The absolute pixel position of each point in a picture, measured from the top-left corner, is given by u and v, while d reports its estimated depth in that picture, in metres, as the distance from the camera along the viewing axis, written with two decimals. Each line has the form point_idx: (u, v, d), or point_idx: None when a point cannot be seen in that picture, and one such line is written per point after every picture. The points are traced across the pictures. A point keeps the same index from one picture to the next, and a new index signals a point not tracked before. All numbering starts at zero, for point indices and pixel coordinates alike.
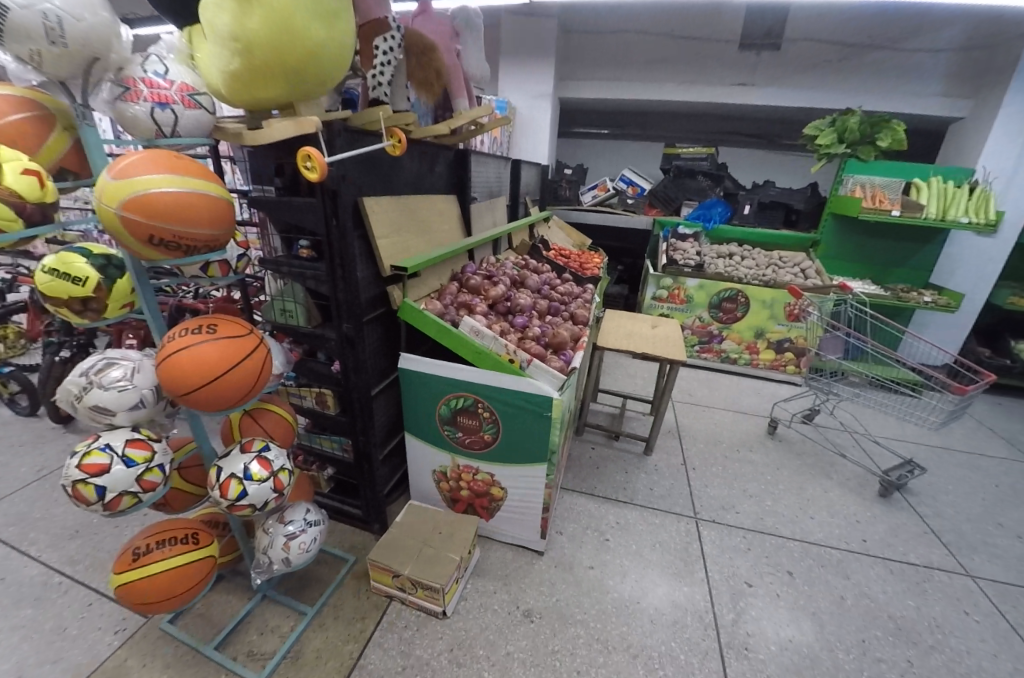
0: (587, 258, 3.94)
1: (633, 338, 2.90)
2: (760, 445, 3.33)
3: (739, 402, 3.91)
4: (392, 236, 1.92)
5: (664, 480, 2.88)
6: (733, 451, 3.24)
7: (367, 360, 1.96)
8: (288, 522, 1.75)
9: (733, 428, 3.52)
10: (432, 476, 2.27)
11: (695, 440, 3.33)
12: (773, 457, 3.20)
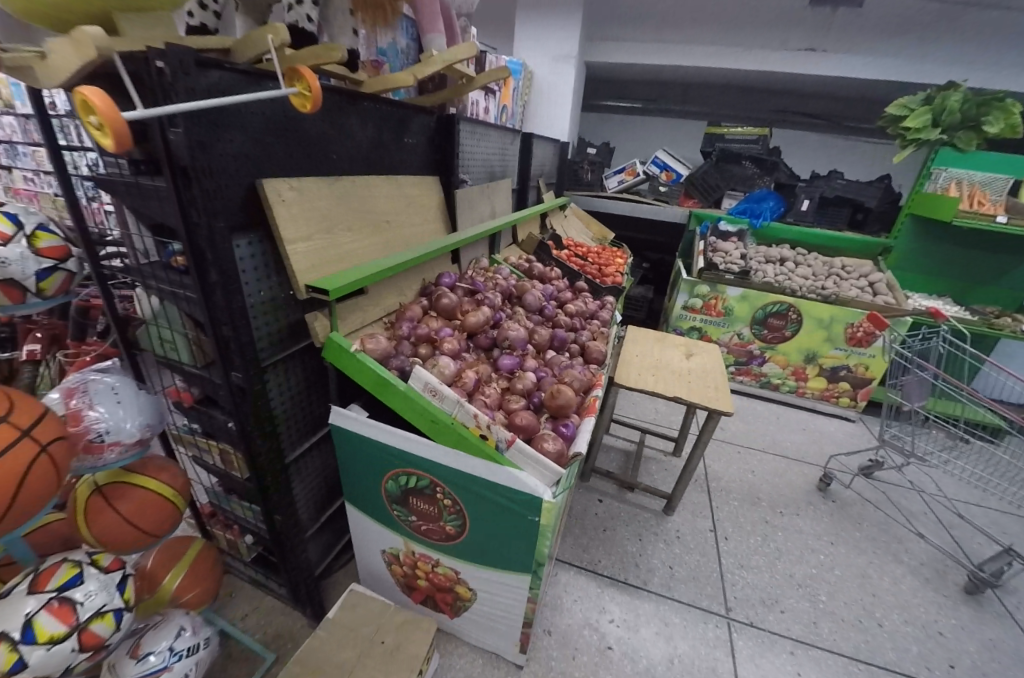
0: (609, 258, 3.24)
1: (661, 372, 2.23)
2: (808, 506, 2.74)
3: (782, 443, 3.27)
4: (315, 233, 1.24)
5: (689, 555, 2.29)
6: (775, 516, 2.63)
7: (278, 419, 1.33)
8: (139, 659, 1.19)
9: (777, 481, 2.89)
10: (381, 556, 1.68)
11: (727, 496, 2.73)
12: (825, 528, 2.60)
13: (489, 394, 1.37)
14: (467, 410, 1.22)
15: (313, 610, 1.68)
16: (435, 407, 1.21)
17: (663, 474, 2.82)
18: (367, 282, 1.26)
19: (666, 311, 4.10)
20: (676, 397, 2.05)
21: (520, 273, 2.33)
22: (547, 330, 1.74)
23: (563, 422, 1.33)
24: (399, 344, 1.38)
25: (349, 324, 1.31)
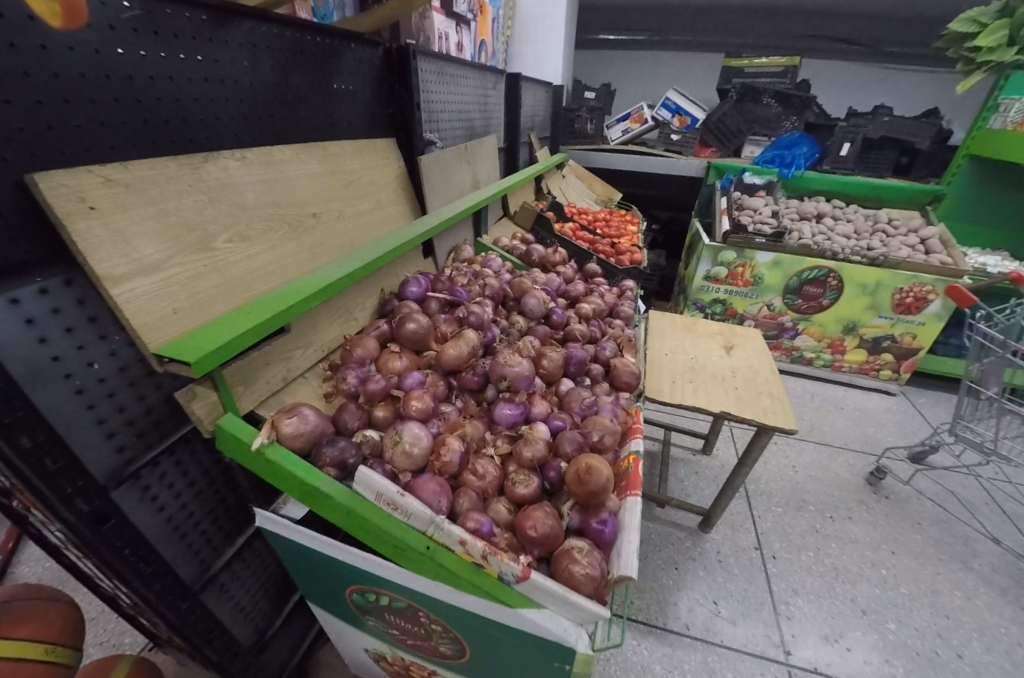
0: (620, 226, 2.69)
1: (698, 378, 1.75)
2: (861, 509, 2.09)
3: (825, 430, 2.61)
4: (173, 256, 0.75)
5: (734, 584, 1.74)
6: (826, 523, 2.02)
7: (166, 540, 0.90)
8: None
9: (818, 472, 2.29)
10: (367, 654, 1.27)
11: (768, 504, 2.10)
12: (882, 529, 1.99)
13: (480, 478, 0.92)
14: (447, 527, 0.75)
15: None
16: (399, 523, 0.75)
17: (704, 484, 2.19)
18: (273, 328, 0.77)
19: (682, 282, 3.52)
20: (720, 410, 1.58)
21: (515, 261, 1.81)
22: (559, 351, 1.26)
23: (595, 518, 0.86)
24: (341, 409, 0.91)
25: (251, 393, 0.85)
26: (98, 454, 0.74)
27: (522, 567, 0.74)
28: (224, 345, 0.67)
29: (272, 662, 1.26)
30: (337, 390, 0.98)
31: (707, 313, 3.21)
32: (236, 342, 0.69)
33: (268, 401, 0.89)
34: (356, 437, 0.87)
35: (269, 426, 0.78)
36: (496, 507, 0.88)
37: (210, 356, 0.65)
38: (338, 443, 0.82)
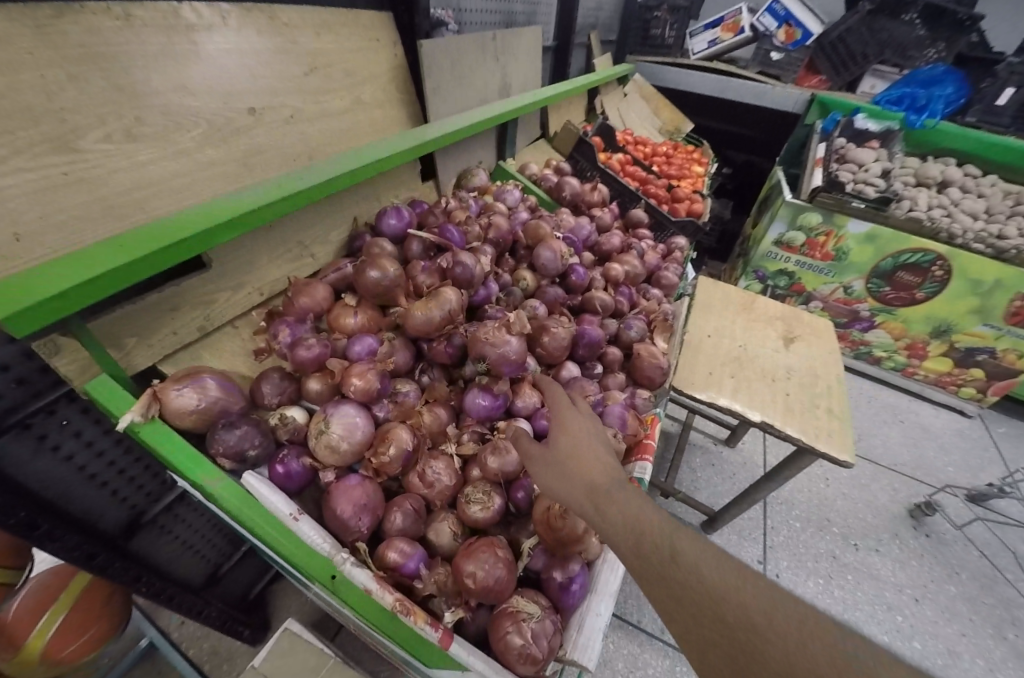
0: (683, 165, 2.21)
1: (742, 374, 1.46)
2: (891, 543, 1.78)
3: (875, 443, 2.23)
4: (6, 159, 0.52)
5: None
6: (847, 550, 1.74)
7: (80, 490, 0.81)
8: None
9: (859, 489, 1.98)
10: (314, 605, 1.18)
11: (787, 516, 1.84)
12: (912, 572, 1.70)
13: (428, 486, 0.72)
14: (354, 567, 0.55)
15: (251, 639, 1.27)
16: (302, 546, 0.56)
17: (718, 477, 2.00)
18: (142, 276, 0.58)
19: (745, 242, 2.89)
20: (760, 418, 1.33)
21: (542, 195, 1.48)
22: (569, 326, 0.99)
23: (561, 571, 0.67)
24: (262, 377, 0.70)
25: (150, 347, 0.66)
26: None
27: (444, 634, 0.57)
28: (51, 301, 0.49)
29: (227, 593, 1.23)
30: (270, 348, 0.77)
31: (769, 284, 2.68)
32: (71, 297, 0.51)
33: (177, 357, 0.70)
34: (273, 417, 0.67)
35: (148, 397, 0.59)
36: (439, 525, 0.70)
37: (23, 315, 0.47)
38: (240, 427, 0.61)
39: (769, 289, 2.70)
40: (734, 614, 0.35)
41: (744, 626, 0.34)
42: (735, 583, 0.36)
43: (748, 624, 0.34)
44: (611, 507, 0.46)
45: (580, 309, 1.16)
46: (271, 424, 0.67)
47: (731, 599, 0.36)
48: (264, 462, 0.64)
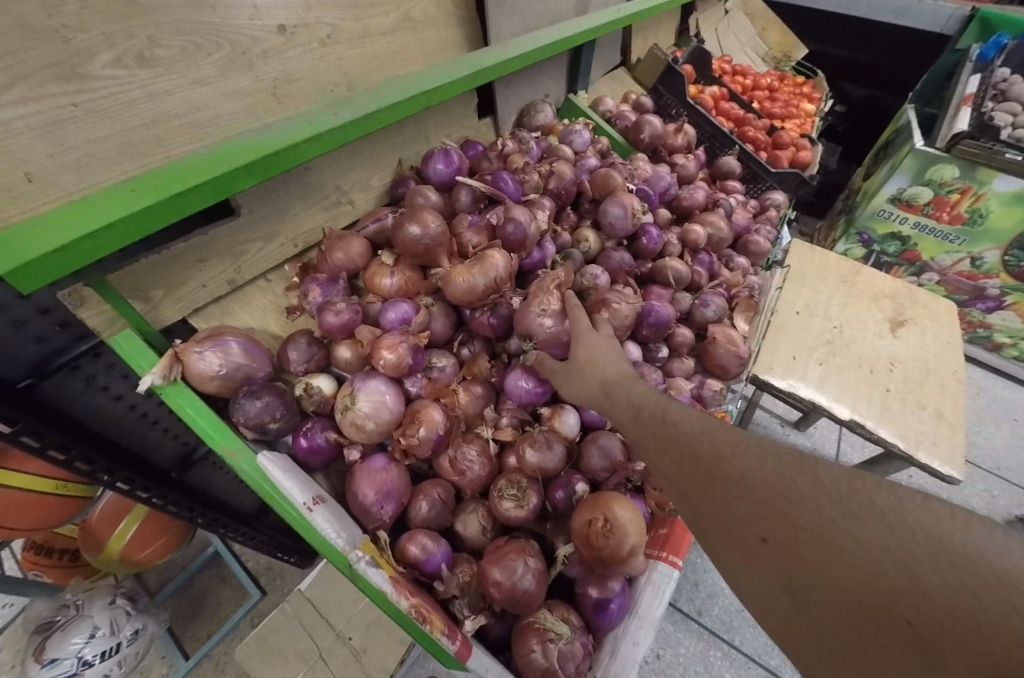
0: (790, 101, 1.83)
1: (835, 360, 1.23)
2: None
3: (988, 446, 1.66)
4: (8, 88, 0.47)
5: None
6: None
7: (133, 427, 0.82)
8: (44, 665, 0.94)
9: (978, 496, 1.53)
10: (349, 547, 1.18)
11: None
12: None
13: (459, 473, 0.65)
14: (367, 566, 0.50)
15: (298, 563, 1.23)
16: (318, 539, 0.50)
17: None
18: (162, 226, 0.52)
19: (850, 196, 2.16)
20: (848, 415, 1.14)
21: (615, 136, 1.27)
22: (633, 302, 0.84)
23: (596, 588, 0.60)
24: (288, 342, 0.64)
25: (179, 299, 0.62)
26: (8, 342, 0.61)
27: (461, 647, 0.51)
28: (59, 254, 0.45)
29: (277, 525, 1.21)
30: (301, 307, 0.72)
31: (872, 250, 1.99)
32: (83, 248, 0.46)
33: (207, 311, 0.66)
34: (298, 387, 0.62)
35: (169, 358, 0.55)
36: (468, 516, 0.64)
37: (30, 266, 0.43)
38: (262, 398, 0.56)
39: (871, 256, 2.00)
40: (711, 446, 0.42)
41: (716, 451, 0.41)
42: (711, 424, 0.43)
43: (716, 448, 0.41)
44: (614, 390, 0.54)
45: (648, 280, 1.01)
46: (297, 394, 0.62)
47: (705, 435, 0.43)
48: (289, 433, 0.60)
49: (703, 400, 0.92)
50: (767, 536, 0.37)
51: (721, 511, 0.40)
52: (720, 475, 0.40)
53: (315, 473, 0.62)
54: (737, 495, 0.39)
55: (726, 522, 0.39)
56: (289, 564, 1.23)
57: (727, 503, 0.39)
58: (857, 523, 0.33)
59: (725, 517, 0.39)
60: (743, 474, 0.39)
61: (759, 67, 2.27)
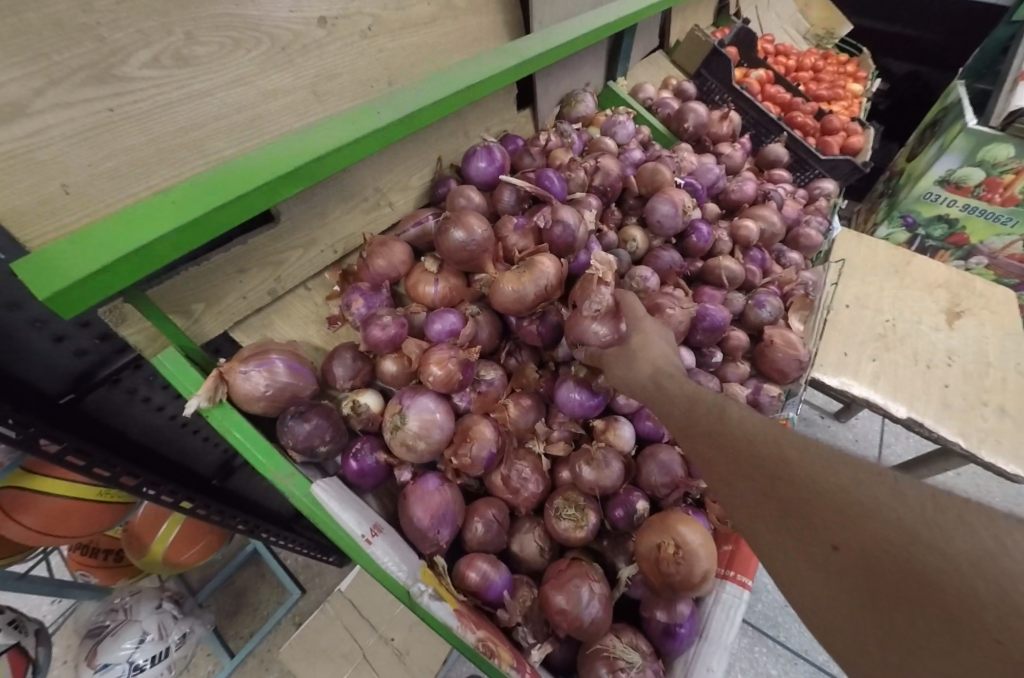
0: (836, 81, 1.72)
1: (890, 357, 0.98)
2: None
3: None
4: (44, 93, 0.44)
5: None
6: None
7: (173, 436, 0.82)
8: (96, 670, 0.95)
9: None
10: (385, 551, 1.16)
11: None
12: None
13: (512, 493, 0.62)
14: (431, 600, 0.48)
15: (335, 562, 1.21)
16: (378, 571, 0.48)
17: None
18: (204, 239, 0.49)
19: (890, 178, 2.01)
20: (907, 413, 0.91)
21: (657, 126, 1.22)
22: (688, 308, 0.78)
23: (663, 611, 0.57)
24: (333, 355, 0.61)
25: (220, 312, 0.60)
26: (46, 355, 0.60)
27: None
28: (105, 273, 0.42)
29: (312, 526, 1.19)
30: (343, 317, 0.68)
31: (915, 235, 1.83)
32: (128, 266, 0.44)
33: (249, 323, 0.64)
34: (345, 405, 0.59)
35: (215, 378, 0.52)
36: (523, 536, 0.61)
37: (73, 288, 0.40)
38: (311, 419, 0.53)
39: (915, 241, 1.84)
40: (775, 454, 0.37)
41: (782, 463, 0.36)
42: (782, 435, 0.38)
43: (781, 464, 0.36)
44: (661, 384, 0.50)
45: (699, 280, 0.96)
46: (344, 412, 0.59)
47: (767, 445, 0.38)
48: (338, 454, 0.58)
49: (759, 406, 0.87)
50: (838, 556, 0.31)
51: (783, 524, 0.34)
52: (784, 488, 0.35)
53: (365, 495, 0.59)
54: (796, 496, 0.34)
55: (790, 535, 0.34)
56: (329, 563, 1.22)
57: (782, 504, 0.34)
58: (944, 538, 0.28)
59: (790, 529, 0.34)
60: (814, 490, 0.33)
61: (799, 45, 2.15)
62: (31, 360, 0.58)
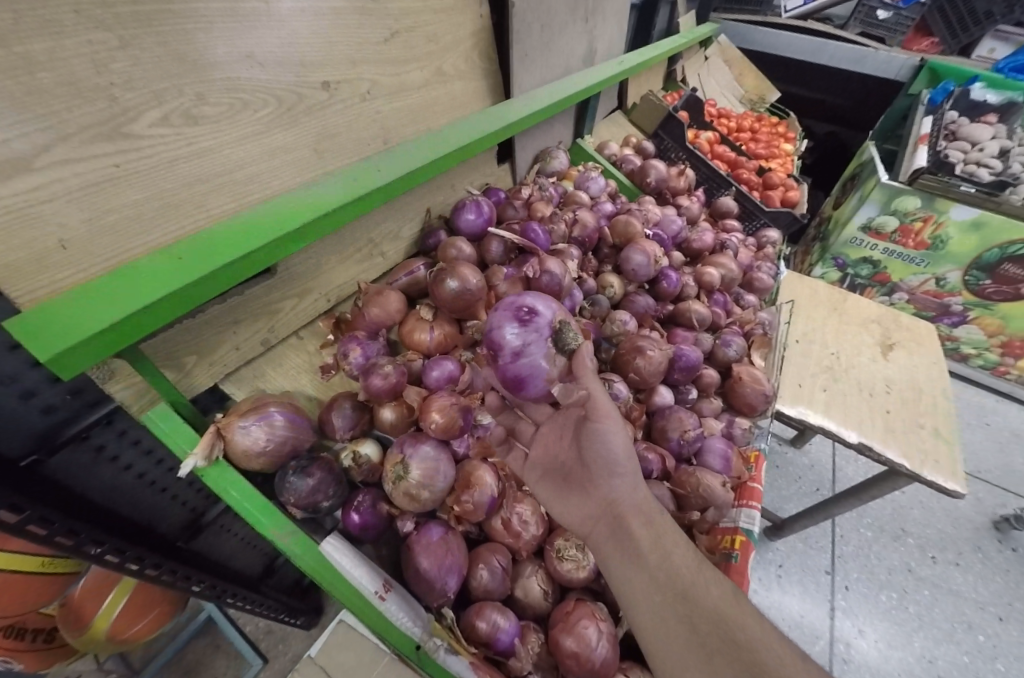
0: (771, 141, 1.95)
1: (837, 387, 1.07)
2: (975, 557, 1.37)
3: (980, 457, 1.68)
4: (51, 149, 0.44)
5: (789, 606, 1.24)
6: (924, 564, 1.34)
7: (143, 498, 0.75)
8: None
9: (978, 505, 1.52)
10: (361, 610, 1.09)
11: (856, 523, 1.43)
12: (997, 589, 1.31)
13: (513, 536, 0.62)
14: (447, 655, 0.52)
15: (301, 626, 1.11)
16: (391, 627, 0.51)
17: (783, 480, 1.55)
18: (212, 295, 0.49)
19: (821, 224, 2.25)
20: (857, 438, 0.97)
21: (623, 180, 1.33)
22: (665, 348, 0.85)
23: None
24: (332, 406, 0.61)
25: (212, 364, 0.58)
26: (11, 414, 0.56)
27: None
28: (107, 330, 0.41)
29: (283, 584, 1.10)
30: (338, 365, 0.68)
31: (846, 274, 2.03)
32: (131, 322, 0.42)
33: (240, 373, 0.62)
34: (345, 457, 0.59)
35: (212, 435, 0.51)
36: (527, 581, 0.61)
37: (77, 347, 0.39)
38: (313, 474, 0.53)
39: (846, 279, 2.05)
40: (667, 551, 0.48)
41: (673, 564, 0.47)
42: (670, 536, 0.49)
43: (672, 563, 0.47)
44: (591, 438, 0.56)
45: (671, 321, 1.03)
46: (344, 464, 0.59)
47: (661, 544, 0.48)
48: (338, 508, 0.57)
49: (733, 439, 0.93)
50: (705, 640, 0.41)
51: (671, 609, 0.44)
52: (674, 585, 0.45)
53: (364, 547, 0.58)
54: (662, 574, 0.46)
55: (670, 619, 0.43)
56: (293, 626, 1.12)
57: (651, 579, 0.46)
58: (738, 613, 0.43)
59: (672, 614, 0.43)
60: (696, 589, 0.44)
61: (736, 108, 2.43)
62: None
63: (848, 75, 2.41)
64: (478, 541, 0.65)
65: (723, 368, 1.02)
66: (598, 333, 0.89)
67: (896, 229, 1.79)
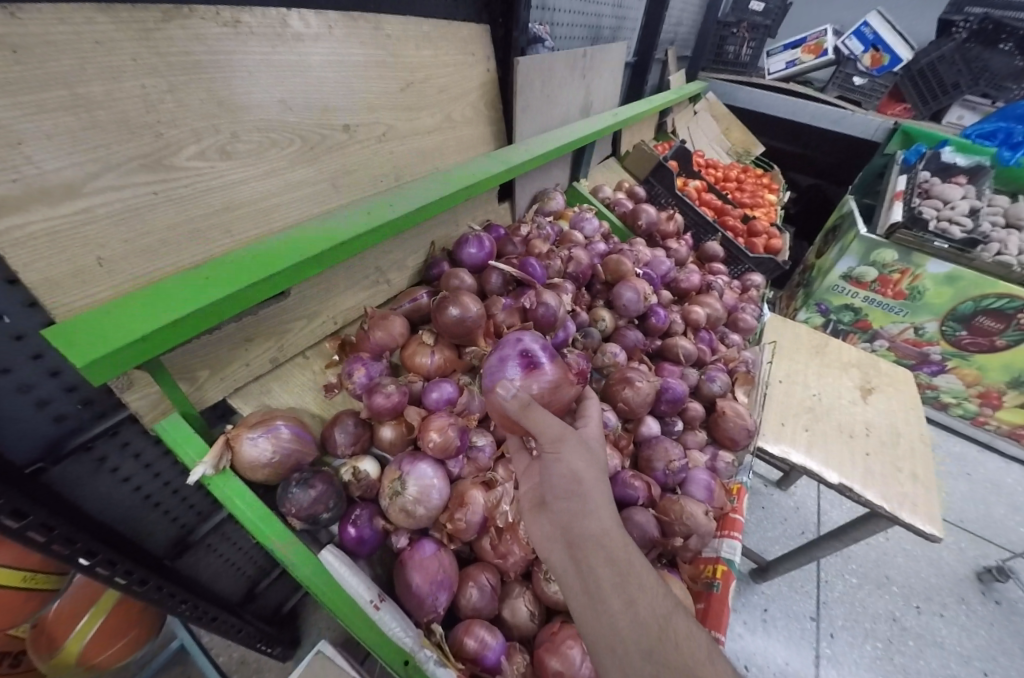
0: (756, 191, 2.08)
1: (818, 427, 1.10)
2: (959, 609, 1.38)
3: (960, 505, 1.71)
4: (97, 177, 0.48)
5: (774, 653, 1.23)
6: (908, 613, 1.35)
7: (136, 512, 0.75)
8: None
9: (961, 552, 1.54)
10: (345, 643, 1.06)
11: (840, 569, 1.44)
12: (981, 643, 1.31)
13: (502, 557, 0.63)
14: (436, 665, 0.55)
15: (279, 658, 1.07)
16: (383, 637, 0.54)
17: (769, 522, 1.56)
18: (230, 314, 0.52)
19: (805, 270, 2.36)
20: (837, 479, 0.98)
21: (616, 221, 1.42)
22: (653, 380, 0.89)
23: None
24: (335, 422, 0.65)
25: (223, 379, 0.62)
26: (21, 421, 0.56)
27: None
28: (138, 342, 0.44)
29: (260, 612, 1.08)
30: (341, 384, 0.71)
31: (829, 319, 2.12)
32: (159, 336, 0.46)
33: (247, 389, 0.65)
34: (345, 472, 0.62)
35: (221, 446, 0.55)
36: (516, 601, 0.63)
37: (109, 355, 0.42)
38: (315, 486, 0.56)
39: (829, 324, 2.14)
40: (633, 599, 0.42)
41: (640, 613, 0.42)
42: (634, 577, 0.43)
43: (639, 612, 0.42)
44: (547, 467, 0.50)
45: (660, 355, 1.08)
46: (343, 479, 0.62)
47: (627, 587, 0.43)
48: (335, 522, 0.60)
49: (717, 472, 0.96)
50: None
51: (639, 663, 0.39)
52: (640, 635, 0.41)
53: (358, 561, 0.60)
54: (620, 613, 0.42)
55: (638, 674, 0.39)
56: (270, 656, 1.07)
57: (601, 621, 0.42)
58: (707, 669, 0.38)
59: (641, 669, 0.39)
60: (664, 640, 0.40)
61: (724, 159, 2.59)
62: (3, 428, 0.55)
63: (828, 134, 2.60)
64: (469, 561, 0.67)
65: (709, 402, 1.07)
66: (589, 362, 0.94)
67: (875, 279, 1.89)
